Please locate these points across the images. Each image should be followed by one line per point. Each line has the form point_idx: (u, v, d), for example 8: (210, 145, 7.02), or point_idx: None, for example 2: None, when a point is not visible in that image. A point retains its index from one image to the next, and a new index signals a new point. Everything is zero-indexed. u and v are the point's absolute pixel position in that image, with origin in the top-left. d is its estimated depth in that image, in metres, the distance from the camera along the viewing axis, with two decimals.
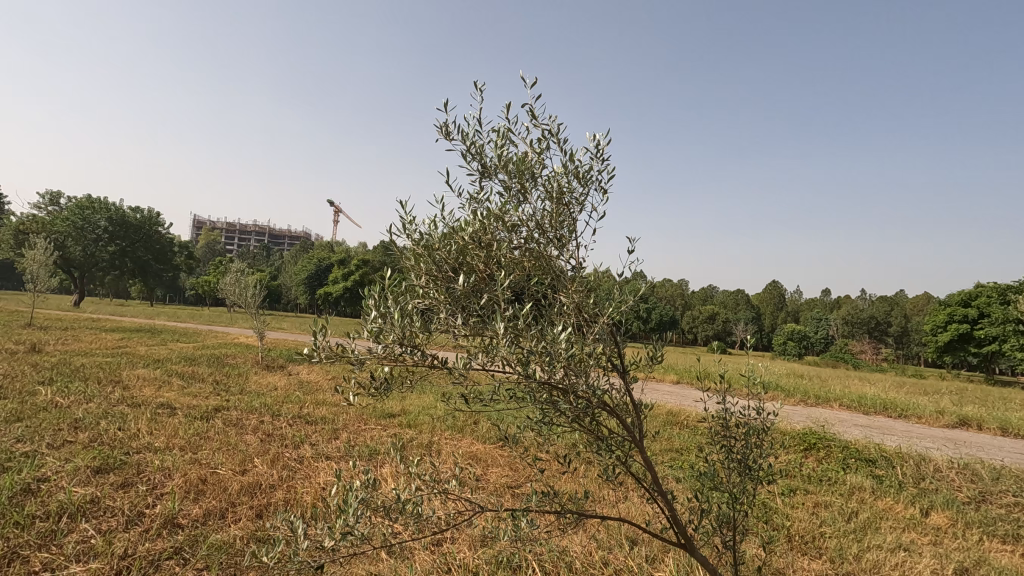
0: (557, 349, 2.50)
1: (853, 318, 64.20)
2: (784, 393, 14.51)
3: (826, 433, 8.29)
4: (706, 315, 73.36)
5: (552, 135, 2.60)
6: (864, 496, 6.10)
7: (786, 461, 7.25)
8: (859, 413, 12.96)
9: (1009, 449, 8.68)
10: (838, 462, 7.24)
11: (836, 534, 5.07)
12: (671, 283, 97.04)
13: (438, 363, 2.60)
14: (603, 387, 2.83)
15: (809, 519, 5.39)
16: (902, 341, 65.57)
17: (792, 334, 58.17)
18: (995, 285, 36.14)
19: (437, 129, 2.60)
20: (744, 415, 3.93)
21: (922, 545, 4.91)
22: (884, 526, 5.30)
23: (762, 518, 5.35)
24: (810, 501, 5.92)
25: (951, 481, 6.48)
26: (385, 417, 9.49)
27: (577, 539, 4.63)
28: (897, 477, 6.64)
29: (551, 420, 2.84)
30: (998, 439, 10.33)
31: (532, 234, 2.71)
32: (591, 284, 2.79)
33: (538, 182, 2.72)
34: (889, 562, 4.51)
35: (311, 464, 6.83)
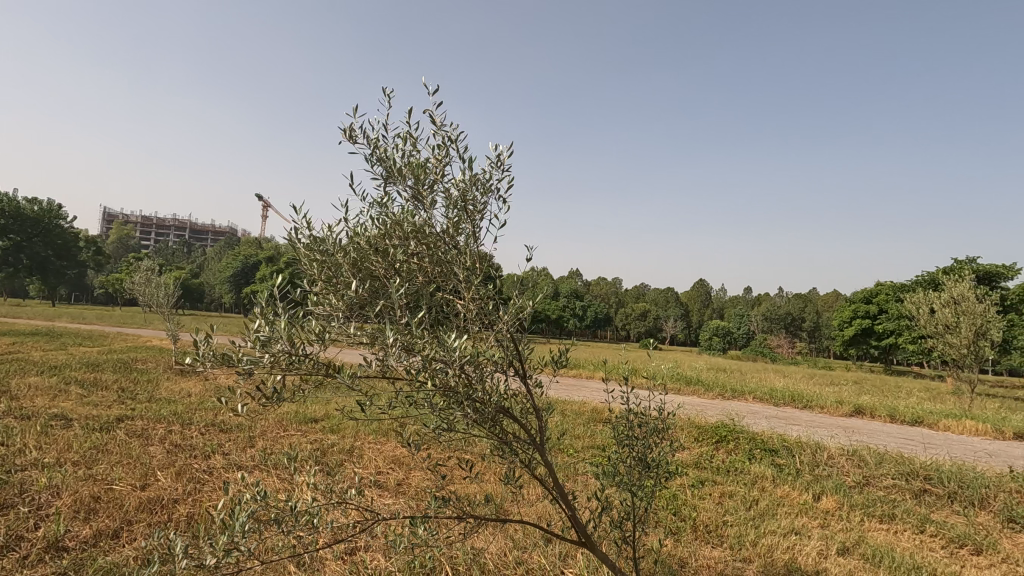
0: (451, 356, 2.50)
1: (772, 315, 68.42)
2: (703, 387, 15.28)
3: (735, 425, 8.78)
4: (639, 312, 75.97)
5: (452, 142, 2.60)
6: (765, 484, 6.54)
7: (698, 455, 7.65)
8: (770, 405, 13.86)
9: (894, 435, 9.56)
10: (745, 453, 7.73)
11: (737, 522, 5.40)
12: (605, 282, 99.58)
13: (331, 371, 2.52)
14: (502, 391, 2.85)
15: (714, 509, 5.70)
16: (816, 336, 70.59)
17: (717, 331, 61.39)
18: (892, 285, 39.62)
19: (340, 130, 2.49)
20: (645, 412, 4.03)
21: (812, 529, 5.33)
22: (780, 512, 5.70)
23: (671, 510, 5.62)
24: (717, 491, 6.27)
25: (841, 467, 7.05)
26: (307, 422, 9.19)
27: (492, 540, 4.67)
28: (795, 465, 7.16)
29: (450, 425, 2.82)
30: (887, 426, 11.35)
31: (432, 242, 2.70)
32: (490, 291, 2.80)
33: (439, 189, 2.71)
34: (781, 546, 4.86)
35: (221, 475, 6.50)
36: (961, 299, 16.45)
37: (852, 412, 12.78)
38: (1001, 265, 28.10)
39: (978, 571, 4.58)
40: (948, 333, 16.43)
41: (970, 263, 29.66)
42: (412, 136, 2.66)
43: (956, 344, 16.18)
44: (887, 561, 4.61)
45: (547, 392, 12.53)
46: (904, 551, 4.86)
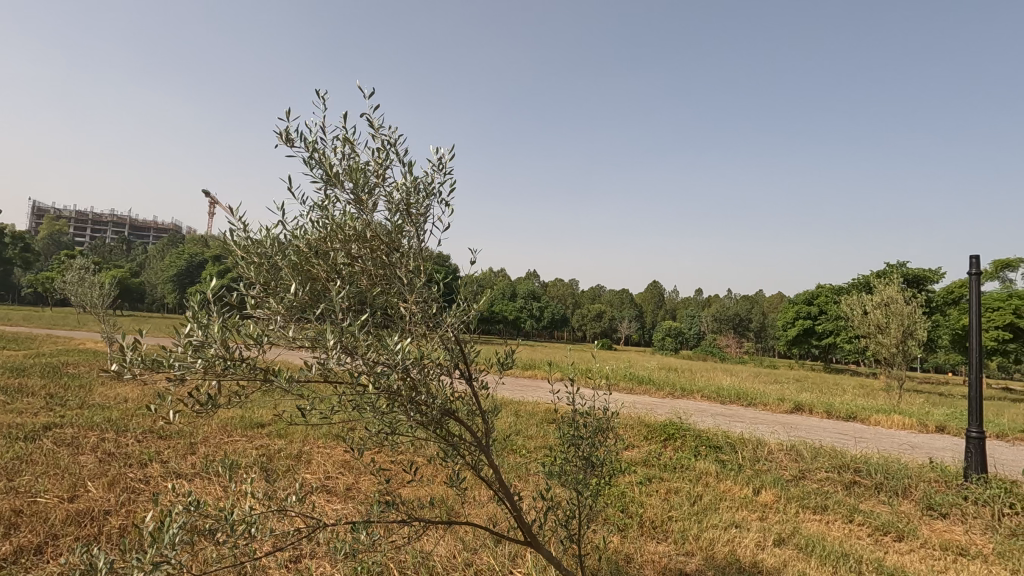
0: (393, 359, 2.49)
1: (721, 316, 70.82)
2: (654, 386, 15.67)
3: (682, 423, 9.05)
4: (595, 313, 77.17)
5: (393, 146, 2.59)
6: (709, 480, 6.78)
7: (646, 453, 7.85)
8: (716, 403, 14.35)
9: (829, 430, 10.08)
10: (691, 450, 7.99)
11: (681, 517, 5.58)
12: (562, 283, 100.66)
13: (269, 376, 2.46)
14: (446, 393, 2.86)
15: (660, 505, 5.87)
16: (762, 336, 73.54)
17: (669, 331, 63.18)
18: (831, 288, 41.75)
19: (276, 133, 2.44)
20: (590, 412, 4.11)
21: (751, 521, 5.56)
22: (722, 507, 5.92)
23: (619, 507, 5.76)
24: (663, 488, 6.46)
25: (780, 461, 7.39)
26: (253, 427, 8.89)
27: (442, 542, 4.66)
28: (737, 461, 7.45)
29: (395, 429, 2.81)
30: (823, 421, 11.96)
31: (374, 245, 2.69)
32: (433, 295, 2.80)
33: (381, 192, 2.70)
34: (722, 539, 5.05)
35: (158, 484, 6.21)
36: (891, 301, 17.50)
37: (792, 409, 13.39)
38: (927, 270, 30.07)
39: (900, 556, 4.89)
40: (879, 333, 17.45)
41: (899, 267, 31.62)
42: (353, 140, 2.64)
43: (886, 344, 17.22)
44: (818, 550, 4.86)
45: (500, 393, 12.59)
46: (835, 541, 5.13)
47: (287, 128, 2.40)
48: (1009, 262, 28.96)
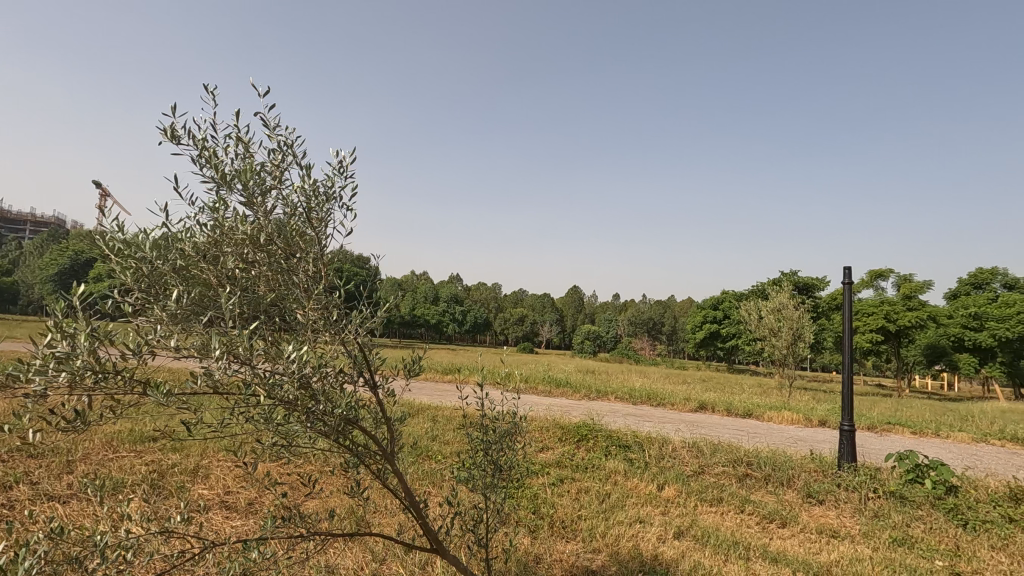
0: (287, 369, 2.41)
1: (637, 319, 74.06)
2: (571, 388, 16.10)
3: (595, 424, 9.36)
4: (517, 317, 78.08)
5: (291, 148, 2.52)
6: (617, 478, 7.06)
7: (560, 454, 8.06)
8: (629, 403, 14.97)
9: (727, 427, 10.83)
10: (602, 449, 8.28)
11: (590, 515, 5.76)
12: (485, 288, 100.96)
13: (149, 390, 2.29)
14: (348, 401, 2.81)
15: (571, 505, 6.03)
16: (673, 339, 77.70)
17: (588, 335, 65.21)
18: (734, 294, 44.91)
19: (161, 129, 2.27)
20: (497, 417, 4.13)
21: (654, 517, 5.84)
22: (629, 503, 6.19)
23: (531, 509, 5.86)
24: (574, 488, 6.65)
25: (682, 458, 7.83)
26: (143, 441, 8.16)
27: (349, 554, 4.52)
28: (644, 459, 7.82)
29: (292, 440, 2.72)
30: (724, 419, 12.81)
31: (270, 250, 2.60)
32: (333, 301, 2.74)
33: (276, 196, 2.61)
34: (626, 535, 5.27)
35: (24, 510, 5.54)
36: (783, 307, 19.08)
37: (697, 408, 14.25)
38: (815, 278, 33.10)
39: (784, 542, 5.34)
40: (773, 337, 18.95)
41: (791, 276, 34.56)
42: (247, 140, 2.52)
43: (779, 346, 18.74)
44: (712, 540, 5.21)
45: (417, 398, 12.41)
46: (727, 530, 5.51)
47: (173, 126, 2.25)
48: (881, 272, 32.48)
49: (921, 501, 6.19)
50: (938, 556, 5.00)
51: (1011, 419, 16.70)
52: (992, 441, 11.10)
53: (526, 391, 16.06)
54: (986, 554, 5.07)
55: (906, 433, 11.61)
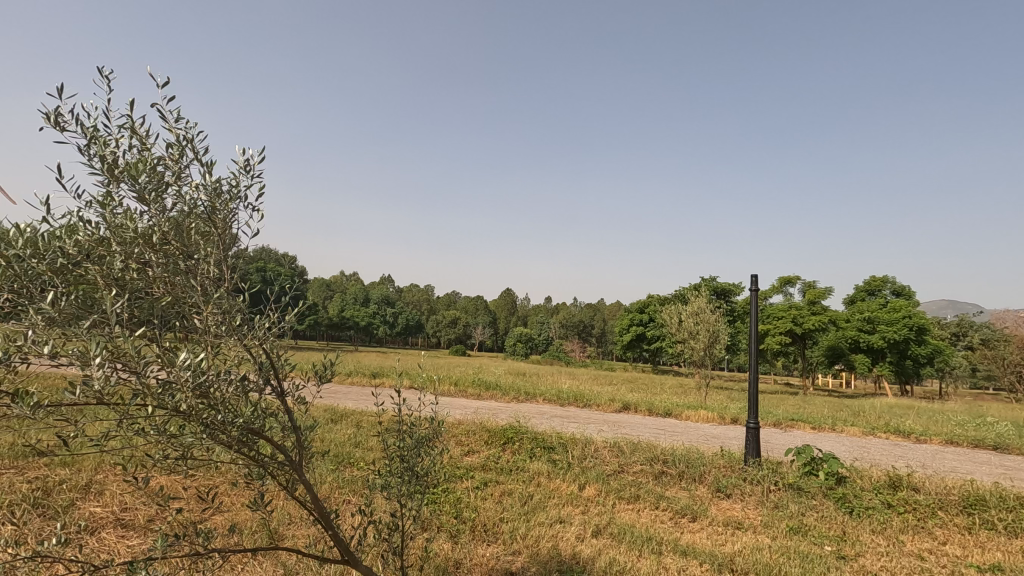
0: (183, 378, 2.26)
1: (568, 322, 75.63)
2: (500, 390, 16.16)
3: (521, 426, 9.46)
4: (449, 319, 77.59)
5: (193, 145, 2.38)
6: (541, 480, 7.18)
7: (486, 458, 8.08)
8: (557, 405, 15.25)
9: (648, 426, 11.25)
10: (527, 451, 8.39)
11: (512, 517, 5.82)
12: (417, 291, 99.65)
13: (20, 404, 2.07)
14: (252, 411, 2.68)
15: (494, 507, 6.07)
16: (602, 341, 79.96)
17: (521, 338, 65.87)
18: (658, 298, 46.93)
19: (42, 115, 2.06)
20: (415, 423, 4.06)
21: (574, 516, 5.99)
22: (551, 504, 6.30)
23: (452, 514, 5.82)
24: (498, 491, 6.68)
25: (603, 457, 8.08)
26: (27, 457, 7.38)
27: (260, 569, 4.33)
28: (566, 459, 7.99)
29: (188, 454, 2.55)
30: (645, 418, 13.33)
31: (166, 250, 2.44)
32: (235, 306, 2.61)
33: (173, 194, 2.46)
34: (545, 535, 5.36)
35: None
36: (701, 311, 20.15)
37: (621, 408, 14.72)
38: (731, 284, 35.20)
39: (694, 535, 5.62)
40: (692, 340, 19.95)
41: (710, 281, 36.49)
42: (142, 131, 2.36)
43: (697, 349, 19.74)
44: (627, 536, 5.41)
45: (341, 404, 12.04)
46: (642, 527, 5.74)
47: (57, 113, 2.06)
48: (789, 279, 35.06)
49: (815, 491, 6.72)
50: (827, 542, 5.46)
51: (895, 413, 18.50)
52: (878, 434, 12.23)
53: (455, 394, 15.94)
54: (868, 538, 5.58)
55: (807, 429, 12.56)
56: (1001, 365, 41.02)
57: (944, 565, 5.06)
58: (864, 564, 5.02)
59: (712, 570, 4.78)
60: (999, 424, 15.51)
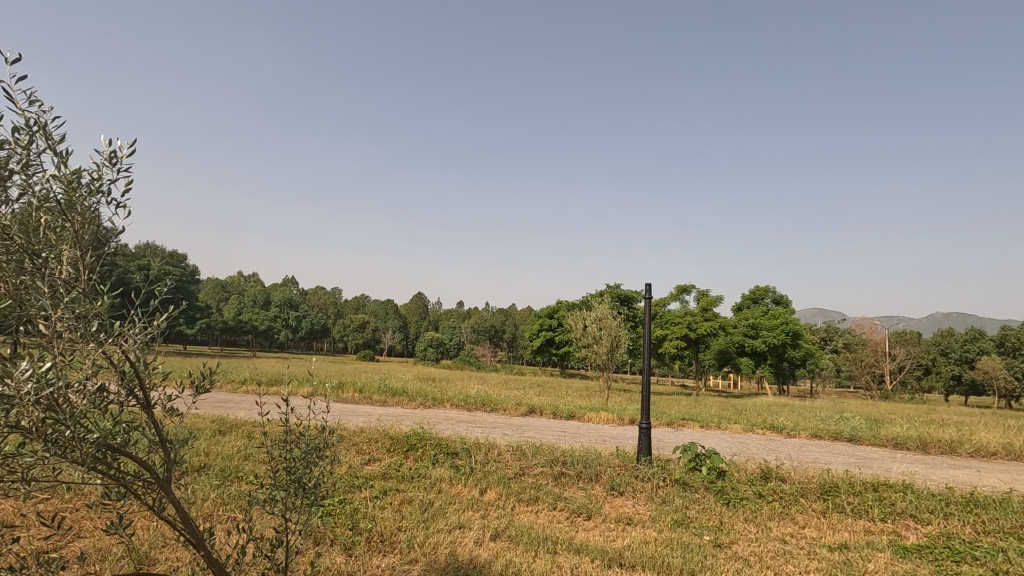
0: (23, 391, 2.01)
1: (479, 327, 76.01)
2: (406, 397, 15.86)
3: (425, 432, 9.35)
4: (357, 323, 75.14)
5: (45, 132, 2.17)
6: (443, 486, 7.14)
7: (387, 465, 7.90)
8: (464, 410, 15.23)
9: (551, 429, 11.56)
10: (430, 458, 8.32)
11: (410, 526, 5.73)
12: (323, 295, 95.52)
13: None
14: (110, 425, 2.42)
15: (392, 516, 5.95)
16: (513, 346, 81.02)
17: (431, 342, 65.19)
18: (566, 304, 48.43)
19: None
20: (304, 432, 3.87)
21: (474, 521, 6.02)
22: (451, 510, 6.29)
23: (348, 525, 5.63)
24: (398, 500, 6.56)
25: (505, 460, 8.19)
26: None
27: None
28: (469, 464, 8.01)
29: (30, 473, 2.27)
30: (550, 422, 13.67)
31: (8, 246, 2.19)
32: (93, 309, 2.36)
33: (20, 185, 2.22)
34: (444, 542, 5.33)
35: None
36: (603, 317, 21.05)
37: (527, 412, 15.00)
38: (633, 291, 37.12)
39: (588, 533, 5.85)
40: (595, 344, 20.79)
41: (614, 288, 38.21)
42: None
43: (599, 353, 20.61)
44: (525, 538, 5.52)
45: (232, 415, 11.25)
46: (540, 527, 5.89)
47: None
48: (685, 287, 37.60)
49: (698, 485, 7.23)
50: (707, 532, 5.90)
51: (772, 411, 20.37)
52: (757, 430, 13.41)
53: (358, 401, 15.43)
54: (742, 526, 6.10)
55: (696, 427, 13.51)
56: (860, 366, 46.54)
57: (803, 546, 5.64)
58: (736, 550, 5.48)
59: (603, 565, 5.01)
60: (854, 418, 17.59)
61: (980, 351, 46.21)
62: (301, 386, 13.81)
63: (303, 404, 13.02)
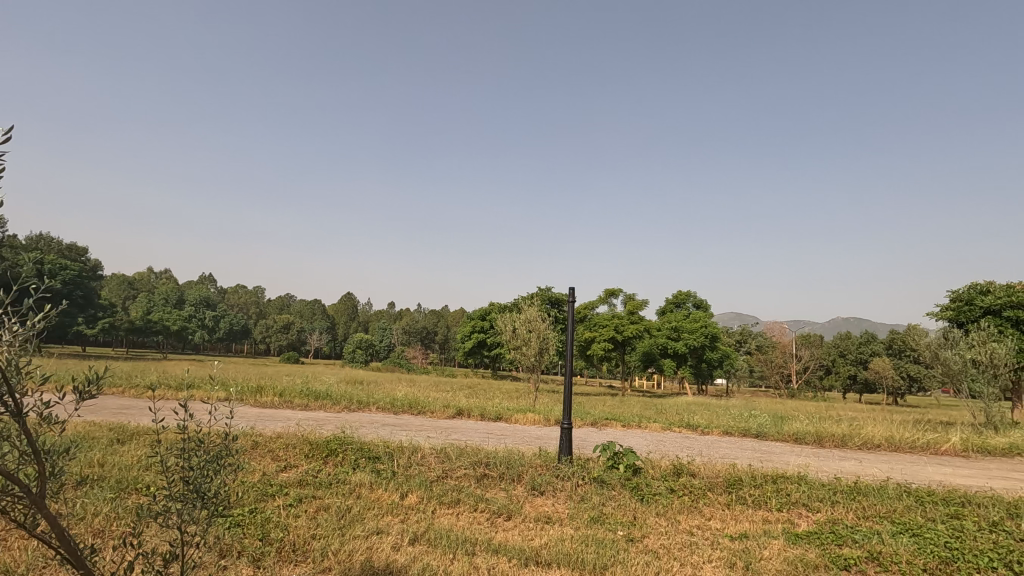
0: None
1: (410, 329, 75.00)
2: (330, 400, 15.33)
3: (346, 437, 9.10)
4: (281, 324, 71.95)
5: None
6: (361, 491, 6.97)
7: (303, 472, 7.62)
8: (390, 413, 14.93)
9: (477, 431, 11.60)
10: (350, 463, 8.09)
11: (325, 533, 5.55)
12: (244, 294, 90.67)
13: None
14: None
15: (305, 525, 5.74)
16: (445, 348, 80.53)
17: (360, 343, 63.51)
18: (498, 306, 48.72)
19: None
20: (204, 439, 3.66)
21: (393, 526, 5.93)
22: (370, 515, 6.16)
23: (257, 536, 5.38)
24: (313, 507, 6.34)
25: (428, 463, 8.13)
26: None
27: None
28: (391, 468, 7.87)
29: None
30: (478, 424, 13.69)
31: None
32: None
33: None
34: (360, 548, 5.21)
35: None
36: (532, 320, 21.36)
37: (454, 414, 14.94)
38: (563, 294, 37.93)
39: (507, 533, 5.92)
40: (524, 347, 21.05)
41: (545, 291, 38.82)
42: None
43: (528, 355, 20.89)
44: (443, 540, 5.50)
45: (135, 422, 10.42)
46: (459, 530, 5.88)
47: None
48: (613, 291, 38.88)
49: (614, 482, 7.51)
50: (620, 527, 6.13)
51: (689, 410, 21.45)
52: (674, 429, 14.08)
53: (278, 406, 14.75)
54: (653, 520, 6.39)
55: (618, 426, 13.98)
56: (770, 366, 50.01)
57: (707, 537, 5.99)
58: (647, 544, 5.73)
59: (519, 564, 5.09)
60: (763, 415, 18.85)
61: (872, 352, 50.92)
62: (206, 391, 12.90)
63: (206, 413, 12.13)
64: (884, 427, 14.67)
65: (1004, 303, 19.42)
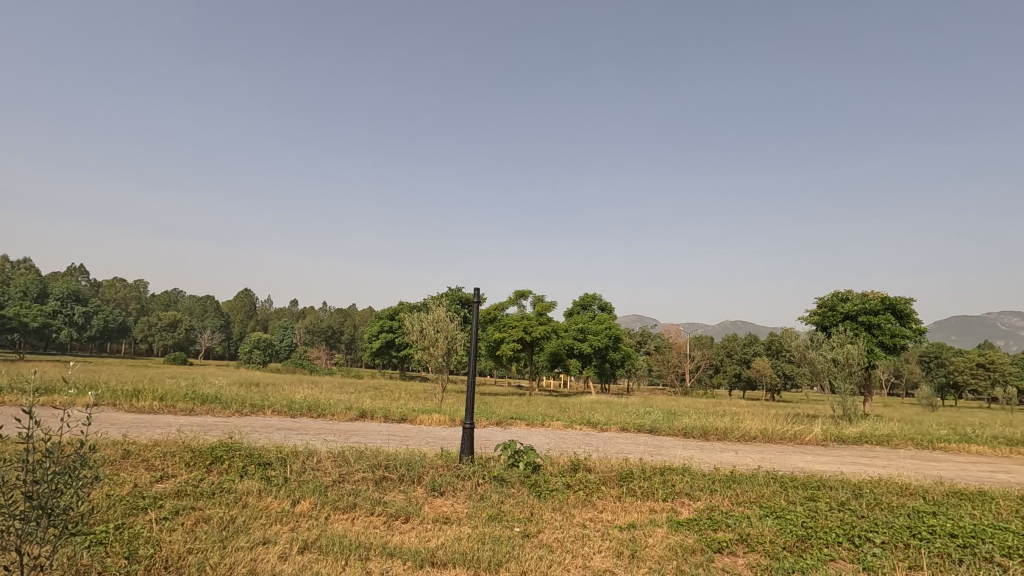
0: None
1: (314, 328, 71.82)
2: (219, 404, 14.25)
3: (234, 443, 8.50)
4: (166, 322, 65.90)
5: None
6: (248, 500, 6.55)
7: (182, 482, 7.02)
8: (287, 416, 14.16)
9: (379, 433, 11.32)
10: (237, 470, 7.58)
11: (203, 546, 5.17)
12: (120, 289, 81.94)
13: None
14: None
15: (182, 539, 5.30)
16: (351, 348, 77.85)
17: (257, 344, 59.63)
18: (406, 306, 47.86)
19: None
20: (57, 448, 3.27)
21: (281, 534, 5.64)
22: (256, 525, 5.81)
23: (122, 553, 4.89)
24: (191, 519, 5.87)
25: (324, 468, 7.81)
26: None
27: None
28: (283, 474, 7.47)
29: None
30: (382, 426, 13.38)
31: None
32: None
33: None
34: (243, 560, 4.91)
35: None
36: (441, 320, 21.17)
37: (357, 417, 14.48)
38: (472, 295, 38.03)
39: (403, 536, 5.84)
40: (432, 347, 20.80)
41: (455, 292, 38.68)
42: None
43: (436, 355, 20.68)
44: (335, 546, 5.32)
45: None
46: (353, 535, 5.71)
47: None
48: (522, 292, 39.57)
49: (514, 480, 7.65)
50: (517, 524, 6.26)
51: (591, 408, 22.39)
52: (576, 426, 14.58)
53: (157, 411, 13.45)
54: (549, 515, 6.59)
55: (522, 425, 14.24)
56: (666, 365, 53.34)
57: (599, 529, 6.27)
58: (542, 538, 5.90)
59: (414, 566, 5.03)
60: (656, 412, 20.05)
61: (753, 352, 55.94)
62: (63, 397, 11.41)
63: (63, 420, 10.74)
64: (758, 420, 16.14)
65: (859, 309, 22.13)
